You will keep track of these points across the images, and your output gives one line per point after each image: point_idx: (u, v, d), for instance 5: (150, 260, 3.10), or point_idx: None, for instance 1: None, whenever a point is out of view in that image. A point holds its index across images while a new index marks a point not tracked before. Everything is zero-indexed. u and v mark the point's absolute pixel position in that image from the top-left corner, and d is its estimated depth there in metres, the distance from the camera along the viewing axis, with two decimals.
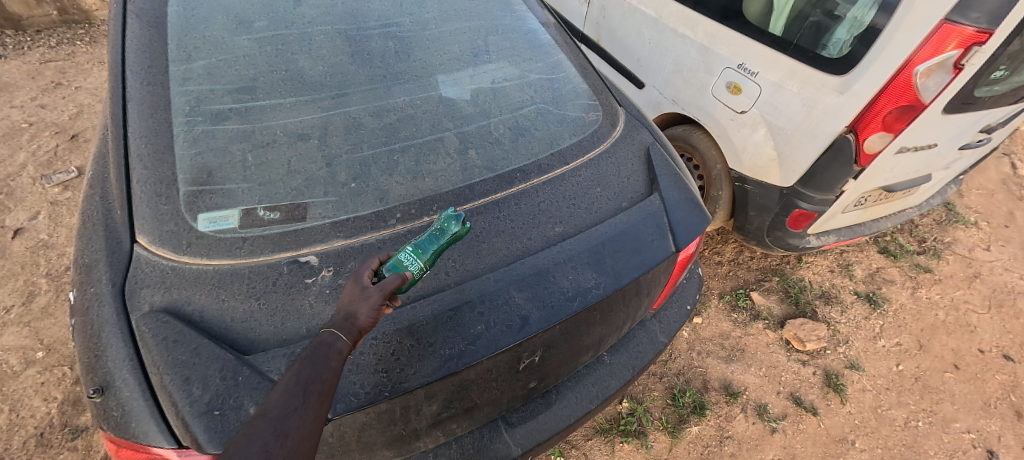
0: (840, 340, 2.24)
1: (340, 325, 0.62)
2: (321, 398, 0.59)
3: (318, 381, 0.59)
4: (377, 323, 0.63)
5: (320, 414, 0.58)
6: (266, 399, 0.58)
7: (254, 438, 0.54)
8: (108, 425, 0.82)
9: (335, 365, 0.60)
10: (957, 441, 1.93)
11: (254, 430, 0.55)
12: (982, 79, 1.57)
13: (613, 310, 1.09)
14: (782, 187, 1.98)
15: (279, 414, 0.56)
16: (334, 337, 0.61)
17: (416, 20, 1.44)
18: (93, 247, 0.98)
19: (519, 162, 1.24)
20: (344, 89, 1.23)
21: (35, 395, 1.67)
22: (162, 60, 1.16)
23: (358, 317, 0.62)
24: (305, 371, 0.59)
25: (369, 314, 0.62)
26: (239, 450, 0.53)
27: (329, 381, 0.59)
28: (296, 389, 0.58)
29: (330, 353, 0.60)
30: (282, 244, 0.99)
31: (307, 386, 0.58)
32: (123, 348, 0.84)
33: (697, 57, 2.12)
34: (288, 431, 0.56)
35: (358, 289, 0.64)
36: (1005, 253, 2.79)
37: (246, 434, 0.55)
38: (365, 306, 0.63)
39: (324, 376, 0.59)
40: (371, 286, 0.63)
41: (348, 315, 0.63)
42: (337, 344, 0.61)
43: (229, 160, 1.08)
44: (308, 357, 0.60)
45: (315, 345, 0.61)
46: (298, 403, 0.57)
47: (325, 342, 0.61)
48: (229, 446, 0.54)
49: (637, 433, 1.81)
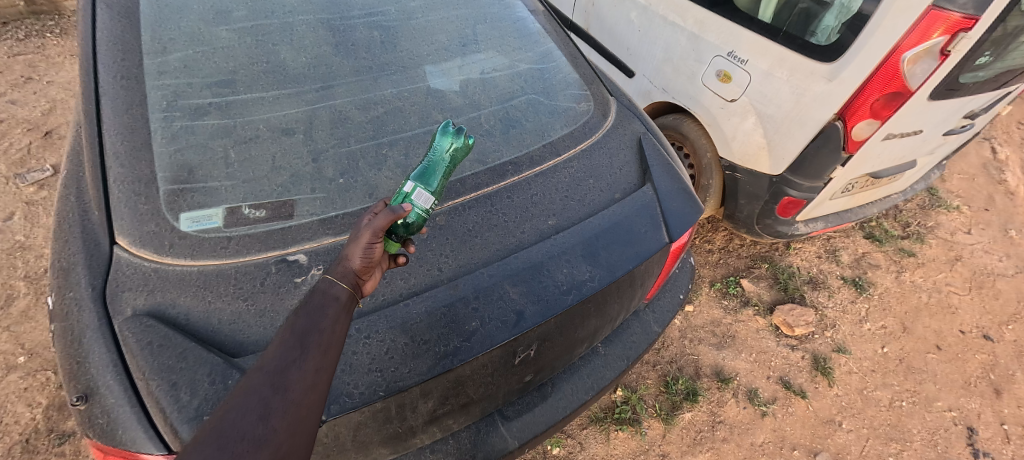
0: (827, 324, 2.28)
1: (333, 271, 0.61)
2: (320, 349, 0.56)
3: (316, 331, 0.56)
4: (372, 264, 0.63)
5: (322, 365, 0.55)
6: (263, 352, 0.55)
7: (251, 393, 0.51)
8: (93, 433, 0.79)
9: (333, 312, 0.57)
10: (939, 420, 1.99)
11: (250, 385, 0.52)
12: (965, 66, 1.58)
13: (607, 302, 1.09)
14: (772, 175, 1.99)
15: (277, 368, 0.53)
16: (329, 284, 0.59)
17: (402, 9, 1.40)
18: (70, 249, 0.94)
19: (510, 154, 1.22)
20: (329, 81, 1.19)
21: (17, 401, 1.63)
22: (135, 53, 1.11)
23: (351, 261, 0.61)
24: (301, 322, 0.56)
25: (363, 255, 0.62)
26: (236, 406, 0.50)
27: (328, 330, 0.57)
28: (292, 342, 0.55)
29: (326, 300, 0.58)
30: (270, 243, 0.96)
31: (304, 336, 0.55)
32: (106, 354, 0.81)
33: (687, 45, 2.11)
34: (287, 385, 0.52)
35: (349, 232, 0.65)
36: (985, 236, 2.85)
37: (240, 390, 0.52)
38: (355, 247, 0.62)
39: (322, 324, 0.56)
40: (361, 225, 0.63)
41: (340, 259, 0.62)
42: (333, 288, 0.59)
43: (210, 157, 1.04)
44: (304, 307, 0.58)
45: (311, 294, 0.59)
46: (296, 355, 0.54)
47: (319, 288, 0.59)
48: (226, 401, 0.51)
49: (632, 421, 1.82)
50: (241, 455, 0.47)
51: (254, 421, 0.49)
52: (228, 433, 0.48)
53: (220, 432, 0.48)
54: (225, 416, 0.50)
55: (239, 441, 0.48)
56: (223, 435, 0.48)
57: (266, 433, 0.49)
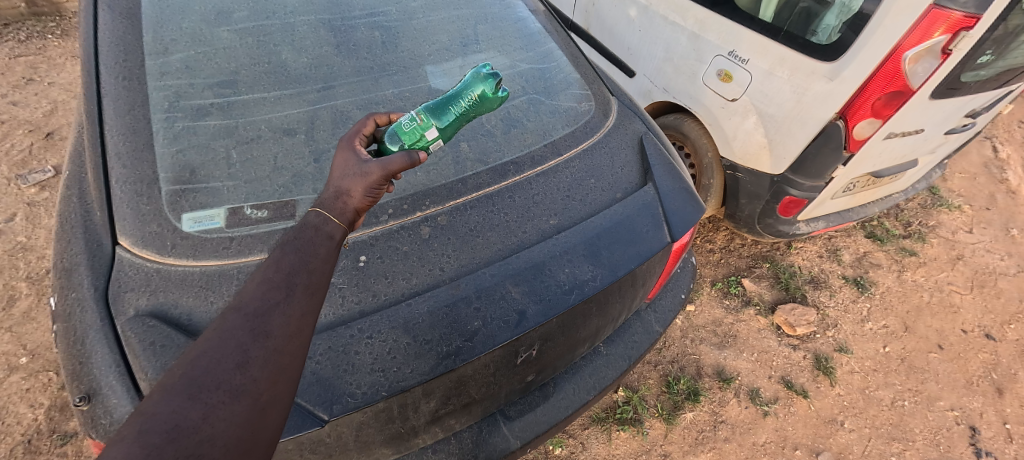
0: (829, 324, 2.28)
1: (331, 204, 0.61)
2: (307, 290, 0.55)
3: (303, 271, 0.55)
4: (374, 204, 0.64)
5: (308, 309, 0.55)
6: (241, 289, 0.53)
7: (228, 336, 0.49)
8: (96, 433, 0.79)
9: (324, 251, 0.57)
10: (941, 419, 1.98)
11: (227, 328, 0.50)
12: (967, 65, 1.58)
13: (609, 301, 1.09)
14: (773, 175, 1.99)
15: (257, 311, 0.51)
16: (323, 221, 0.59)
17: (402, 9, 1.41)
18: (72, 250, 0.95)
19: (512, 154, 1.22)
20: (330, 82, 1.19)
21: (20, 402, 1.63)
22: (137, 54, 1.11)
23: (351, 197, 0.62)
24: (288, 259, 0.55)
25: (365, 194, 0.63)
26: (210, 350, 0.49)
27: (316, 271, 0.56)
28: (276, 282, 0.53)
29: (319, 238, 0.57)
30: (272, 244, 0.96)
31: (289, 277, 0.54)
32: (108, 354, 0.81)
33: (687, 45, 2.11)
34: (269, 330, 0.51)
35: (353, 163, 0.63)
36: (987, 235, 2.85)
37: (215, 331, 0.50)
38: (360, 184, 0.62)
39: (310, 264, 0.56)
40: (371, 162, 0.63)
41: (340, 194, 0.61)
42: (327, 226, 0.59)
43: (212, 158, 1.04)
44: (292, 242, 0.56)
45: (302, 228, 0.58)
46: (281, 297, 0.53)
47: (312, 224, 0.58)
48: (199, 341, 0.50)
49: (633, 421, 1.82)
50: (217, 404, 0.46)
51: (231, 369, 0.48)
52: (202, 379, 0.47)
53: (194, 376, 0.47)
54: (198, 360, 0.48)
55: (215, 390, 0.46)
56: (195, 381, 0.47)
57: (246, 379, 0.48)
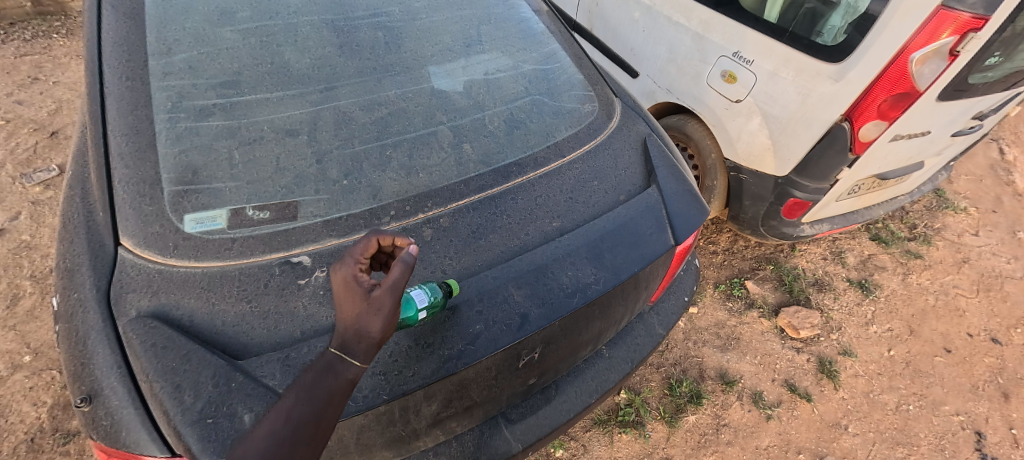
0: (833, 326, 2.26)
1: (354, 348, 0.57)
2: (308, 442, 0.57)
3: (308, 425, 0.57)
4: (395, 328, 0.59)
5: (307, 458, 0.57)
6: (258, 428, 0.58)
7: None
8: (97, 435, 0.79)
9: (331, 399, 0.58)
10: (946, 424, 1.96)
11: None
12: (975, 66, 1.56)
13: (612, 305, 1.08)
14: (777, 176, 1.98)
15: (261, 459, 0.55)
16: (345, 365, 0.57)
17: (406, 9, 1.40)
18: (75, 250, 0.95)
19: (515, 155, 1.22)
20: (333, 82, 1.19)
21: (23, 400, 1.64)
22: (141, 54, 1.11)
23: (371, 333, 0.56)
24: (296, 411, 0.57)
25: (383, 324, 0.57)
26: None
27: (319, 424, 0.58)
28: (283, 430, 0.56)
29: (329, 385, 0.58)
30: (273, 245, 0.96)
31: (295, 429, 0.57)
32: (110, 355, 0.81)
33: (692, 45, 2.09)
34: None
35: (358, 299, 0.56)
36: (993, 238, 2.83)
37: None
38: (377, 320, 0.56)
39: (314, 414, 0.57)
40: (377, 294, 0.56)
41: (358, 333, 0.57)
42: (348, 372, 0.58)
43: (214, 158, 1.04)
44: (303, 390, 0.58)
45: (315, 371, 0.59)
46: (285, 448, 0.56)
47: (330, 370, 0.58)
48: None
49: (635, 423, 1.81)
50: None
51: None
52: None
53: None
54: None
55: None
56: None
57: None
